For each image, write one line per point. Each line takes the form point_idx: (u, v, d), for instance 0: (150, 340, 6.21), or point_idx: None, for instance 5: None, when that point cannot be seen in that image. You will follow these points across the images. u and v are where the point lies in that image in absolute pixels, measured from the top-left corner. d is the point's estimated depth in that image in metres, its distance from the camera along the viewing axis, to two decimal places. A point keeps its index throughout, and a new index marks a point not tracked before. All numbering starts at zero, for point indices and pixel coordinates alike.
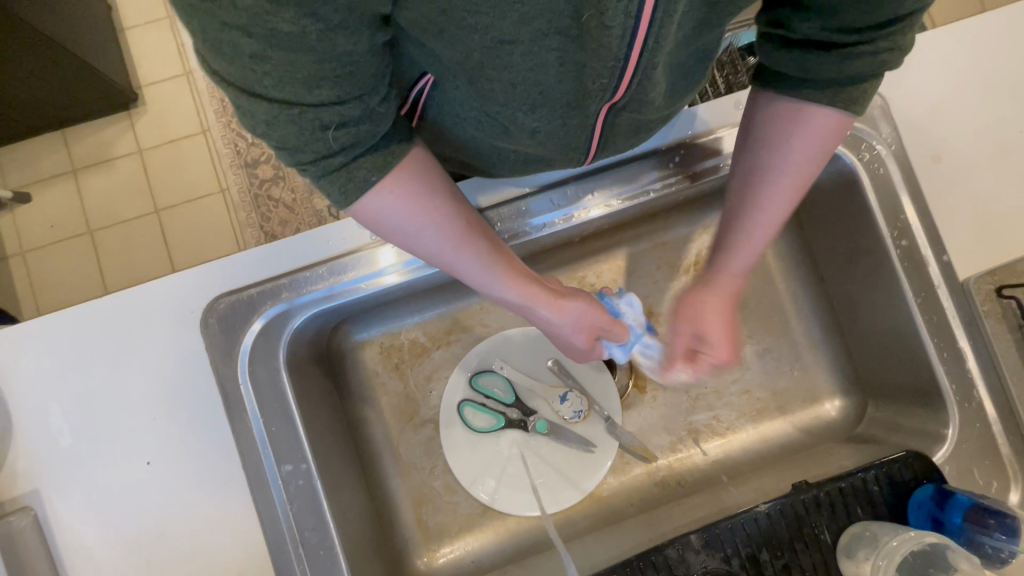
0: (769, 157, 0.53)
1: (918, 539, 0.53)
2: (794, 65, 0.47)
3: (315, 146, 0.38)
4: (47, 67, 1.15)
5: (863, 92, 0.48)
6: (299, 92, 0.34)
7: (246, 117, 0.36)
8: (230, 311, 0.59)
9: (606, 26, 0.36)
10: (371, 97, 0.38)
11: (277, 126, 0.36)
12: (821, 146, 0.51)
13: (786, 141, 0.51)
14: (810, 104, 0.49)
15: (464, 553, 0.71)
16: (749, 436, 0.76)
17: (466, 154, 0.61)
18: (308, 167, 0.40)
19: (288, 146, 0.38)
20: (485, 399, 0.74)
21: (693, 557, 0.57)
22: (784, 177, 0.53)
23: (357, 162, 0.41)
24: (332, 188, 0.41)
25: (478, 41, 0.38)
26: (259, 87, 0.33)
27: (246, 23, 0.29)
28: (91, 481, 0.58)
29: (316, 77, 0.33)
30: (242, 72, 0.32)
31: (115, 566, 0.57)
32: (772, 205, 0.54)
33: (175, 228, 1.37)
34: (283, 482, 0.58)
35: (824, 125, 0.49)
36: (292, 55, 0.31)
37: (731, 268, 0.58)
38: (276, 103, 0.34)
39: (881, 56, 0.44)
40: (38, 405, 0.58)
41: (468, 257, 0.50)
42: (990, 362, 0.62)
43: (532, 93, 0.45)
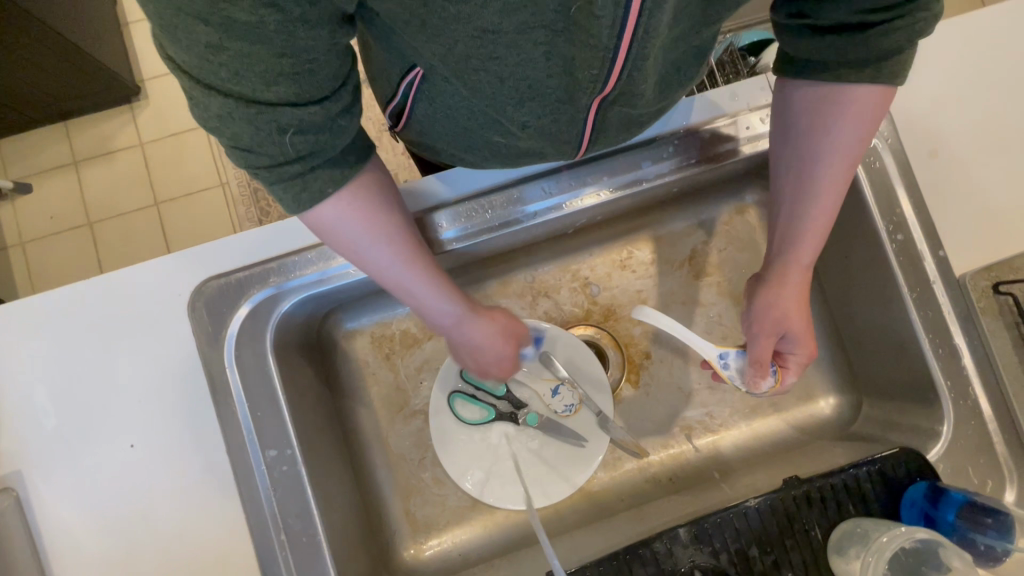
0: (817, 144, 0.52)
1: (908, 535, 0.52)
2: (829, 50, 0.47)
3: (270, 149, 0.38)
4: (49, 58, 1.16)
5: (903, 62, 0.47)
6: (256, 88, 0.34)
7: (201, 113, 0.36)
8: (219, 294, 0.59)
9: (597, 14, 0.36)
10: (332, 104, 0.38)
11: (232, 123, 0.35)
12: (867, 121, 0.50)
13: (831, 123, 0.50)
14: (846, 83, 0.48)
15: (451, 546, 0.70)
16: (742, 433, 0.75)
17: (452, 150, 0.60)
18: (261, 172, 0.39)
19: (243, 146, 0.37)
20: (475, 391, 0.73)
21: (680, 551, 0.56)
22: (840, 160, 0.51)
23: (315, 175, 0.41)
24: (285, 196, 0.41)
25: (461, 32, 0.38)
26: (216, 80, 0.33)
27: (204, 10, 0.29)
28: (73, 464, 0.57)
29: (273, 72, 0.33)
30: (199, 62, 0.33)
31: (96, 549, 0.56)
32: (832, 191, 0.53)
33: (174, 221, 1.37)
34: (268, 468, 0.57)
35: (868, 101, 0.49)
36: (247, 45, 0.31)
37: (801, 261, 0.56)
38: (232, 98, 0.34)
39: (918, 24, 0.44)
40: (24, 386, 0.58)
41: (414, 273, 0.49)
42: (986, 359, 0.61)
43: (520, 88, 0.44)
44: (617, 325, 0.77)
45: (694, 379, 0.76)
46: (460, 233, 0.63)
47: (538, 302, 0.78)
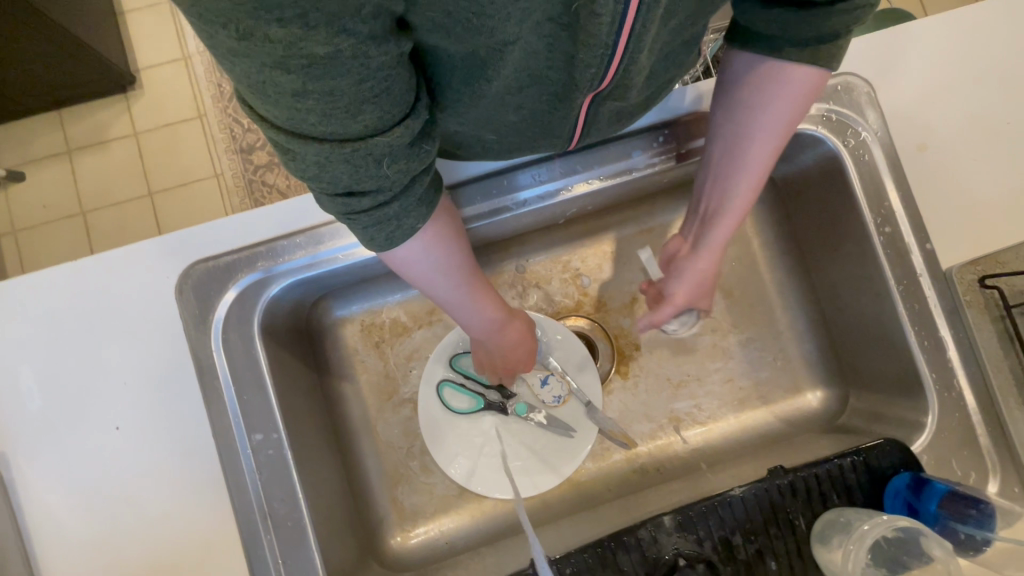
0: (751, 120, 0.53)
1: (890, 524, 0.52)
2: (774, 27, 0.47)
3: (366, 184, 0.37)
4: (44, 47, 1.15)
5: (838, 47, 0.47)
6: (345, 125, 0.33)
7: (296, 164, 0.36)
8: (206, 277, 0.59)
9: (597, 13, 0.36)
10: (414, 120, 0.36)
11: (331, 168, 0.35)
12: (802, 102, 0.52)
13: (767, 100, 0.51)
14: (789, 63, 0.49)
15: (438, 533, 0.70)
16: (730, 425, 0.75)
17: (445, 144, 0.58)
18: (359, 215, 0.39)
19: (343, 189, 0.37)
20: (465, 380, 0.73)
21: (665, 538, 0.57)
22: (770, 139, 0.53)
23: (407, 210, 0.41)
24: (377, 233, 0.41)
25: (479, 41, 0.38)
26: (308, 126, 0.32)
27: (283, 54, 0.28)
28: (58, 446, 0.57)
29: (359, 104, 0.32)
30: (290, 113, 0.32)
31: (80, 531, 0.56)
32: (757, 168, 0.55)
33: (168, 210, 1.37)
34: (253, 452, 0.57)
35: (804, 83, 0.50)
36: (332, 83, 0.30)
37: (717, 238, 0.60)
38: (328, 144, 0.34)
39: (857, 11, 0.44)
40: (11, 366, 0.58)
41: (471, 295, 0.53)
42: (971, 352, 0.62)
43: (523, 84, 0.45)
44: (607, 316, 0.78)
45: (683, 370, 0.76)
46: None
47: (529, 293, 0.78)
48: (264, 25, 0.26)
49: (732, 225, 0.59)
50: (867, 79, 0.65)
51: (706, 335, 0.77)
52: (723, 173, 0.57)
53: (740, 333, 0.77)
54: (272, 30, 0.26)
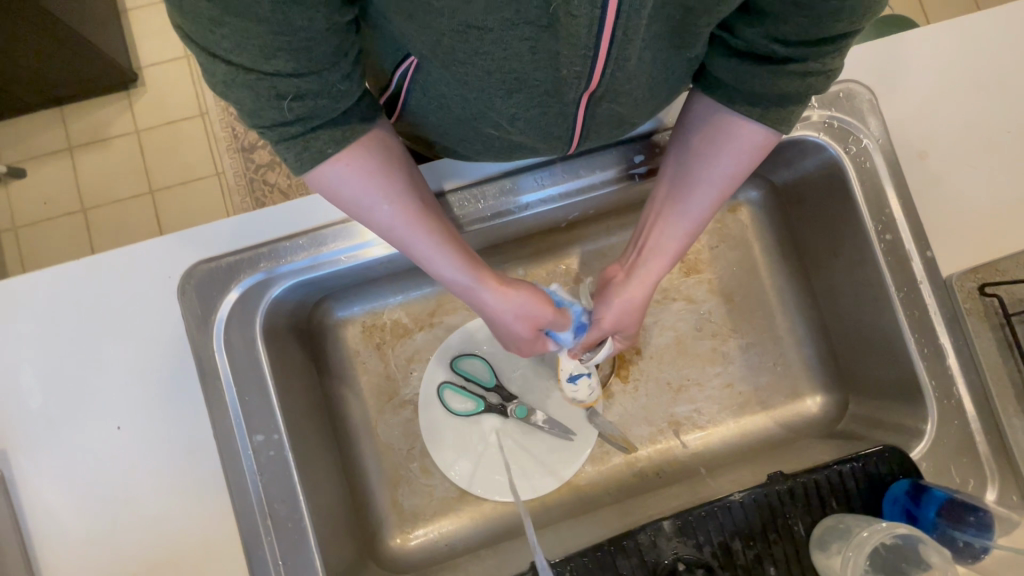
0: (696, 166, 0.54)
1: (888, 531, 0.53)
2: (732, 74, 0.48)
3: (270, 113, 0.38)
4: (47, 44, 1.15)
5: (790, 113, 0.49)
6: (255, 59, 0.34)
7: (206, 74, 0.36)
8: (208, 278, 0.59)
9: (573, 13, 0.36)
10: (331, 72, 0.38)
11: (235, 88, 0.36)
12: (748, 158, 0.53)
13: (713, 149, 0.53)
14: (738, 117, 0.51)
15: (438, 536, 0.70)
16: (729, 429, 0.75)
17: (444, 141, 0.59)
18: (265, 130, 0.40)
19: (247, 111, 0.38)
20: (465, 382, 0.74)
21: (664, 543, 0.57)
22: (711, 187, 0.55)
23: (316, 132, 0.41)
24: (287, 153, 0.41)
25: (445, 24, 0.38)
26: (219, 50, 0.34)
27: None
28: (58, 445, 0.57)
29: (272, 48, 0.33)
30: (202, 31, 0.33)
31: (80, 530, 0.56)
32: (694, 213, 0.56)
33: (170, 208, 1.37)
34: (254, 452, 0.57)
35: (752, 139, 0.51)
36: (246, 23, 0.31)
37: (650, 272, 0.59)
38: (234, 67, 0.35)
39: (811, 77, 0.46)
40: (13, 364, 0.58)
41: (420, 233, 0.50)
42: (970, 359, 0.62)
43: (507, 81, 0.44)
44: None
45: (683, 374, 0.76)
46: (458, 221, 0.63)
47: None
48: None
49: (664, 265, 0.59)
50: (869, 87, 0.65)
51: (706, 339, 0.77)
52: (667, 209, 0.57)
53: (741, 338, 0.77)
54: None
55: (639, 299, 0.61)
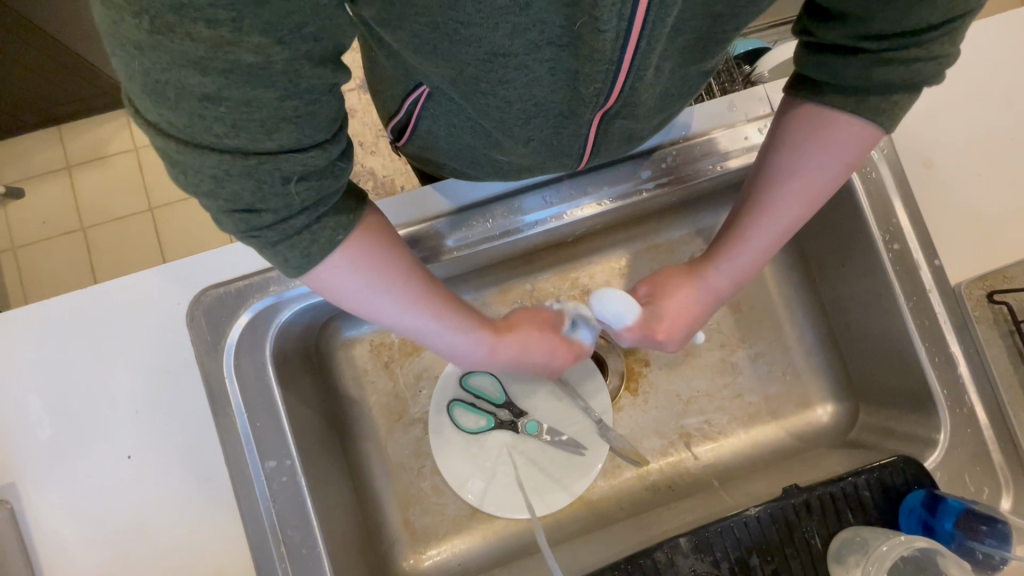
0: (789, 160, 0.53)
1: (907, 544, 0.53)
2: (824, 70, 0.47)
3: (275, 201, 0.35)
4: (45, 64, 1.15)
5: (896, 103, 0.47)
6: (255, 138, 0.31)
7: (188, 174, 0.33)
8: (218, 303, 0.59)
9: (600, 30, 0.35)
10: (332, 144, 0.36)
11: (230, 181, 0.33)
12: (846, 154, 0.51)
13: (810, 142, 0.51)
14: (839, 111, 0.49)
15: (451, 555, 0.70)
16: (741, 440, 0.75)
17: (452, 160, 0.60)
18: (263, 231, 0.37)
19: (244, 205, 0.35)
20: (475, 399, 0.73)
21: (681, 560, 0.57)
22: (800, 183, 0.54)
23: (320, 222, 0.40)
24: (290, 252, 0.39)
25: (472, 54, 0.37)
26: (210, 137, 0.31)
27: (205, 55, 0.27)
28: (67, 475, 0.57)
29: (275, 121, 0.31)
30: (189, 121, 0.30)
31: (90, 561, 0.56)
32: (786, 206, 0.55)
33: (170, 226, 1.36)
34: (267, 479, 0.57)
35: (851, 133, 0.50)
36: (249, 93, 0.29)
37: (730, 263, 0.59)
38: (229, 154, 0.32)
39: (918, 63, 0.44)
40: (21, 395, 0.58)
41: (422, 314, 0.51)
42: (981, 367, 0.62)
43: (527, 108, 0.44)
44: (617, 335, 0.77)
45: (693, 386, 0.76)
46: (457, 243, 0.63)
47: None
48: (189, 23, 0.26)
49: (749, 260, 0.59)
50: None
51: (715, 350, 0.77)
52: (755, 209, 0.56)
53: (749, 348, 0.77)
54: (198, 30, 0.26)
55: (717, 292, 0.62)
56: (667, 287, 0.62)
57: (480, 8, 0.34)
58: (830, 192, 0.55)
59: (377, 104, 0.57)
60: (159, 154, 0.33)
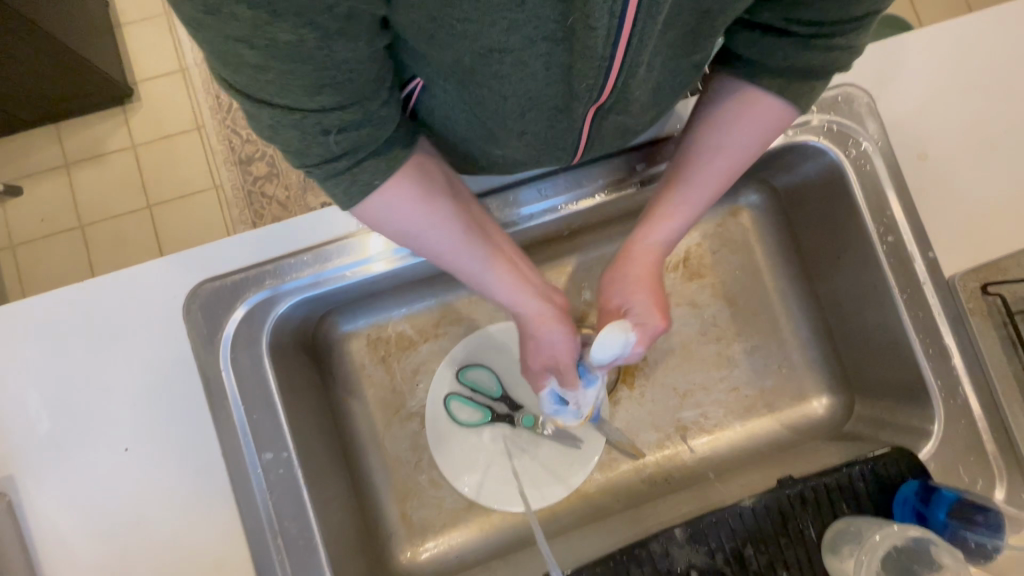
0: (710, 136, 0.54)
1: (901, 534, 0.54)
2: (755, 49, 0.48)
3: (317, 150, 0.38)
4: (41, 62, 1.15)
5: (812, 88, 0.50)
6: (301, 98, 0.33)
7: (253, 120, 0.36)
8: (214, 296, 0.59)
9: (592, 26, 0.35)
10: (370, 101, 0.37)
11: (283, 129, 0.36)
12: (764, 133, 0.53)
13: (730, 117, 0.53)
14: (759, 87, 0.51)
15: (448, 548, 0.70)
16: (736, 432, 0.75)
17: (448, 155, 0.60)
18: (311, 169, 0.40)
19: (296, 152, 0.38)
20: (472, 392, 0.74)
21: (676, 551, 0.57)
22: (720, 160, 0.55)
23: (362, 167, 0.41)
24: (336, 191, 0.42)
25: (468, 47, 0.38)
26: (264, 95, 0.33)
27: (248, 35, 0.28)
28: (65, 468, 0.57)
29: (316, 85, 0.33)
30: (246, 80, 0.32)
31: (89, 553, 0.56)
32: (702, 182, 0.56)
33: (168, 223, 1.36)
34: (264, 471, 0.57)
35: (769, 112, 0.52)
36: (293, 65, 0.31)
37: (654, 241, 0.59)
38: (280, 108, 0.34)
39: (835, 53, 0.46)
40: (20, 388, 0.58)
41: (469, 254, 0.51)
42: (975, 358, 0.62)
43: (523, 102, 0.44)
44: None
45: (689, 379, 0.76)
46: None
47: None
48: (232, 5, 0.27)
49: (672, 237, 0.59)
50: (867, 90, 0.66)
51: (711, 343, 0.77)
52: (677, 184, 0.57)
53: (745, 341, 0.77)
54: (242, 12, 0.27)
55: (636, 270, 0.60)
56: (627, 287, 0.60)
57: (477, 6, 0.34)
58: (741, 173, 0.57)
59: None
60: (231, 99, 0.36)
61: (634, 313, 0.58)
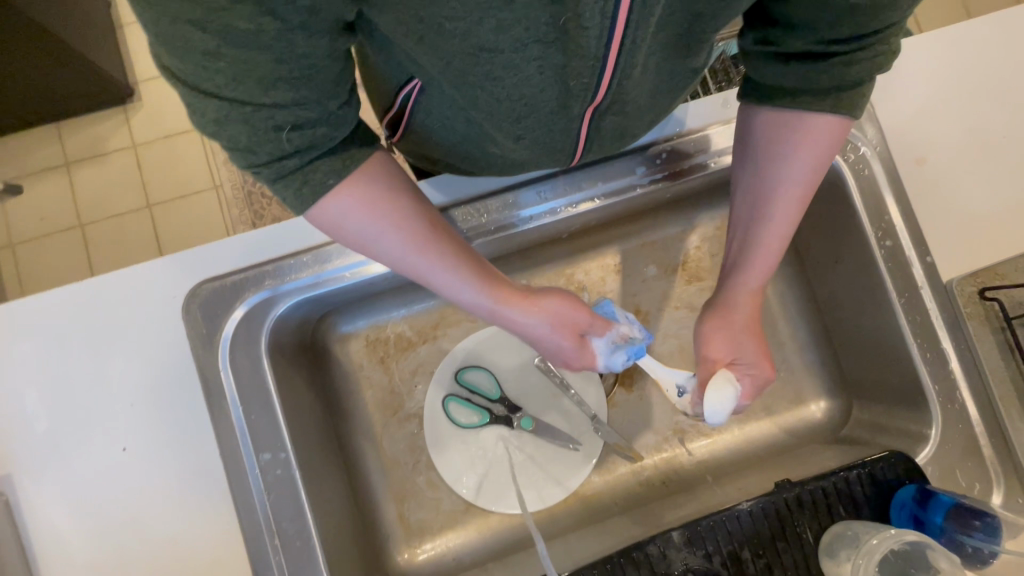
0: (774, 166, 0.53)
1: (898, 538, 0.53)
2: (797, 77, 0.48)
3: (268, 147, 0.37)
4: (44, 62, 1.15)
5: (860, 96, 0.49)
6: (252, 92, 0.33)
7: (197, 114, 0.35)
8: (213, 296, 0.59)
9: (585, 25, 0.36)
10: (329, 100, 0.37)
11: (230, 125, 0.35)
12: (825, 153, 0.51)
13: (788, 149, 0.52)
14: (808, 112, 0.50)
15: (445, 550, 0.70)
16: (734, 436, 0.75)
17: (447, 155, 0.60)
18: (260, 168, 0.39)
19: (243, 148, 0.37)
20: (470, 394, 0.74)
21: (674, 553, 0.57)
22: (793, 186, 0.53)
23: (314, 165, 0.40)
24: (287, 191, 0.41)
25: (458, 48, 0.38)
26: (211, 86, 0.33)
27: (201, 17, 0.29)
28: (63, 466, 0.57)
29: (271, 78, 0.33)
30: (194, 70, 0.32)
31: (84, 552, 0.56)
32: (782, 216, 0.54)
33: (168, 222, 1.36)
34: (261, 471, 0.57)
35: (824, 130, 0.50)
36: (245, 53, 0.31)
37: (748, 279, 0.57)
38: (228, 102, 0.34)
39: (878, 58, 0.46)
40: (18, 386, 0.58)
41: (428, 258, 0.48)
42: (972, 363, 0.62)
43: (516, 104, 0.45)
44: None
45: None
46: None
47: None
48: None
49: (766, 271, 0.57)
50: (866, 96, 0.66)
51: None
52: (760, 222, 0.55)
53: None
54: None
55: (746, 314, 0.59)
56: (733, 341, 0.59)
57: (464, 4, 0.34)
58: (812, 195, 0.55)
59: (371, 100, 0.57)
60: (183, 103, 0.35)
61: (744, 365, 0.59)
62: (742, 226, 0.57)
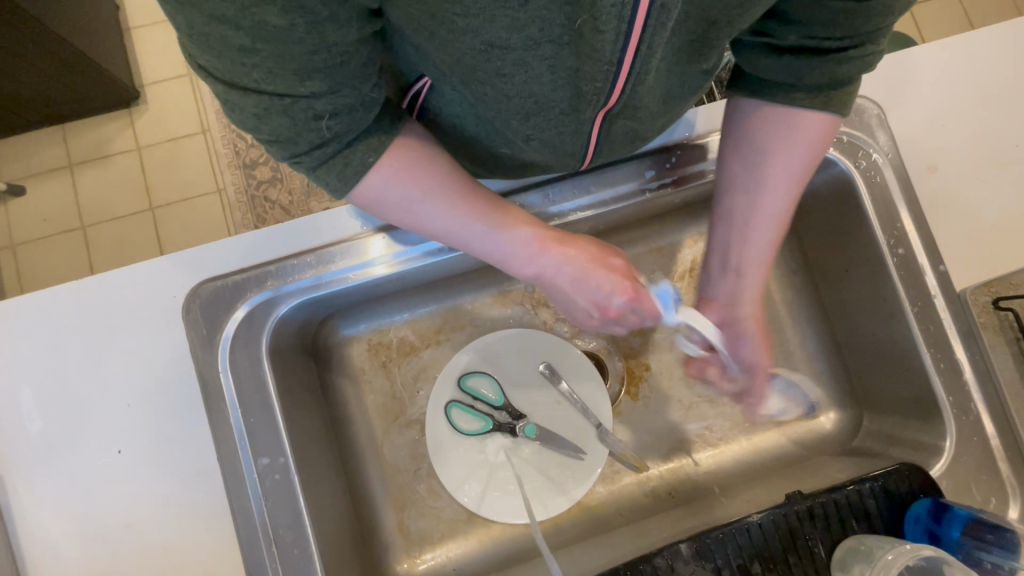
0: (767, 163, 0.52)
1: (914, 553, 0.52)
2: (786, 71, 0.48)
3: (307, 136, 0.37)
4: (50, 63, 1.15)
5: (848, 92, 0.49)
6: (291, 85, 0.33)
7: (234, 111, 0.35)
8: (214, 296, 0.58)
9: (599, 28, 0.35)
10: (363, 84, 0.37)
11: (270, 118, 0.35)
12: (816, 147, 0.52)
13: (780, 145, 0.51)
14: (799, 107, 0.50)
15: (445, 560, 0.68)
16: (741, 446, 0.74)
17: (456, 156, 0.60)
18: (299, 158, 0.39)
19: (283, 139, 0.37)
20: (473, 401, 0.72)
21: (682, 567, 0.55)
22: (786, 184, 0.53)
23: (353, 146, 0.41)
24: (329, 176, 0.41)
25: (469, 43, 0.37)
26: (250, 81, 0.32)
27: (235, 15, 0.28)
28: (56, 469, 0.56)
29: (308, 69, 0.32)
30: (230, 66, 0.31)
31: (76, 558, 0.54)
32: (774, 216, 0.54)
33: (171, 225, 1.35)
34: (259, 476, 0.56)
35: (815, 124, 0.50)
36: (282, 47, 0.30)
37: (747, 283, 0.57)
38: (266, 95, 0.33)
39: (868, 58, 0.47)
40: (13, 387, 0.57)
41: (468, 217, 0.48)
42: (987, 374, 0.61)
43: (526, 104, 0.44)
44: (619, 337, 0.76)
45: (694, 391, 0.75)
46: None
47: (540, 312, 0.77)
48: None
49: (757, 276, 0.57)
50: (877, 102, 0.66)
51: None
52: (751, 222, 0.54)
53: None
54: None
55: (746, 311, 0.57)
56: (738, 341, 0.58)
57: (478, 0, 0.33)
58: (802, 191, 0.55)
59: None
60: (218, 98, 0.35)
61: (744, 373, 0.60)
62: (731, 231, 0.56)
